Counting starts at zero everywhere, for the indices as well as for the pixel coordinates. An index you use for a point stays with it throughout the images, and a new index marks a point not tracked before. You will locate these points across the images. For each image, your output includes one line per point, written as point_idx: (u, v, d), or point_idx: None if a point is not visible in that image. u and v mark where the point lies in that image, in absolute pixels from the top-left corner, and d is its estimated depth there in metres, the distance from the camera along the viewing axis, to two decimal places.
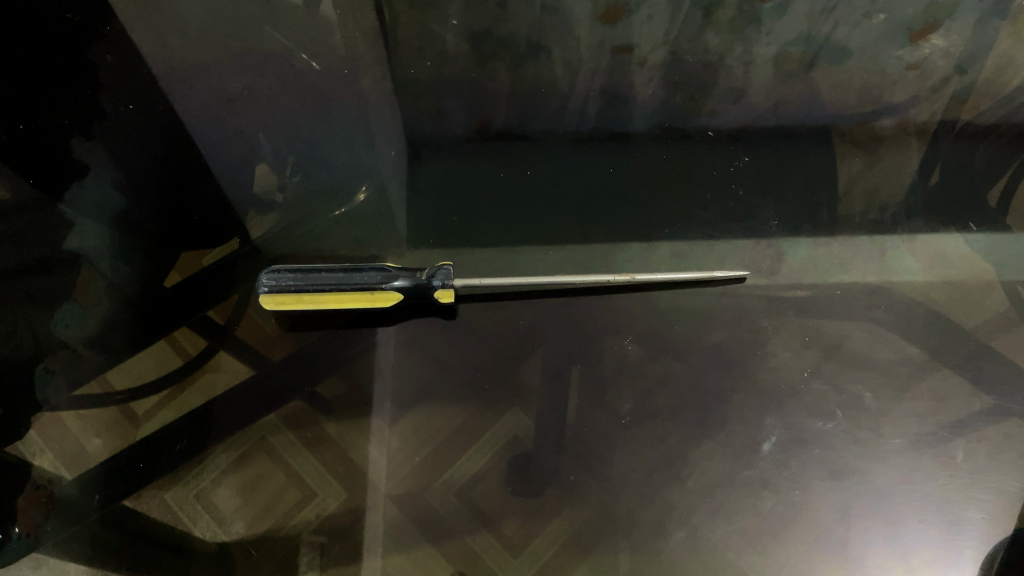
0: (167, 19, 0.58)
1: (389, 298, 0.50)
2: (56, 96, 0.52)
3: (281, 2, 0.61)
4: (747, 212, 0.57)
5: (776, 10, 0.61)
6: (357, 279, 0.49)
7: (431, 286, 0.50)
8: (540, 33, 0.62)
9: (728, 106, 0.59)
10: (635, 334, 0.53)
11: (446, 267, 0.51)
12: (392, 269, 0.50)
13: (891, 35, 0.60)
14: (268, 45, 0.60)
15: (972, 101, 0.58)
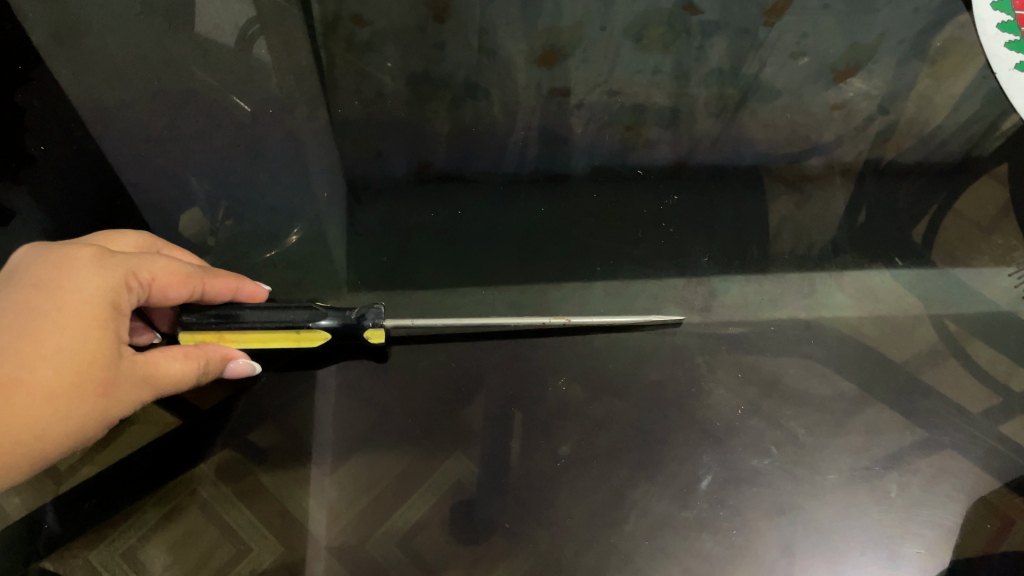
0: (97, 62, 0.59)
1: (316, 337, 0.48)
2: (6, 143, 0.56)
3: (213, 46, 0.61)
4: (678, 252, 0.57)
5: (702, 35, 0.62)
6: (283, 317, 0.47)
7: (361, 325, 0.48)
8: (477, 74, 0.62)
9: (663, 133, 0.60)
10: (570, 374, 0.53)
11: (377, 306, 0.49)
12: (321, 307, 0.48)
13: (816, 76, 0.61)
14: (200, 86, 0.60)
15: (895, 140, 0.59)
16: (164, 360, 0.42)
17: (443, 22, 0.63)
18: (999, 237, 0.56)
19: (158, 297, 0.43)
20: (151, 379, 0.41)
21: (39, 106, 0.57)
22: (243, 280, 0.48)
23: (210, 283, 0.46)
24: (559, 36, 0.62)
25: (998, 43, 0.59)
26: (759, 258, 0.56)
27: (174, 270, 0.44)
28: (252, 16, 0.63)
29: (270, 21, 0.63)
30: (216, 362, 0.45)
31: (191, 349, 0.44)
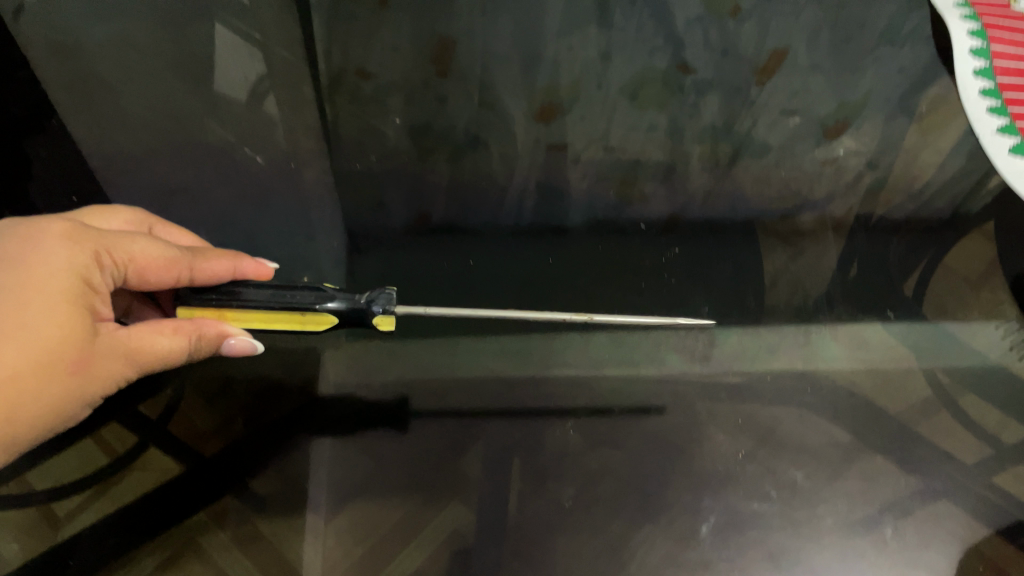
0: (110, 113, 0.61)
1: (321, 320, 0.45)
2: (15, 193, 0.57)
3: (224, 102, 0.64)
4: (680, 300, 0.57)
5: (696, 92, 0.64)
6: (287, 299, 0.45)
7: (371, 310, 0.45)
8: (478, 127, 0.63)
9: (657, 187, 0.61)
10: (578, 420, 0.54)
11: (389, 291, 0.45)
12: (329, 290, 0.45)
13: (807, 133, 0.62)
14: (211, 138, 0.62)
15: (884, 195, 0.60)
16: (151, 335, 0.43)
17: (445, 77, 0.65)
18: (988, 288, 0.57)
19: (146, 278, 0.46)
20: (132, 355, 0.42)
21: (47, 156, 0.58)
22: (241, 261, 0.48)
23: (199, 266, 0.46)
24: (558, 93, 0.64)
25: (981, 109, 0.57)
26: (755, 308, 0.57)
27: (157, 254, 0.45)
28: (261, 74, 0.65)
29: (279, 76, 0.65)
30: (209, 337, 0.45)
31: (182, 324, 0.44)
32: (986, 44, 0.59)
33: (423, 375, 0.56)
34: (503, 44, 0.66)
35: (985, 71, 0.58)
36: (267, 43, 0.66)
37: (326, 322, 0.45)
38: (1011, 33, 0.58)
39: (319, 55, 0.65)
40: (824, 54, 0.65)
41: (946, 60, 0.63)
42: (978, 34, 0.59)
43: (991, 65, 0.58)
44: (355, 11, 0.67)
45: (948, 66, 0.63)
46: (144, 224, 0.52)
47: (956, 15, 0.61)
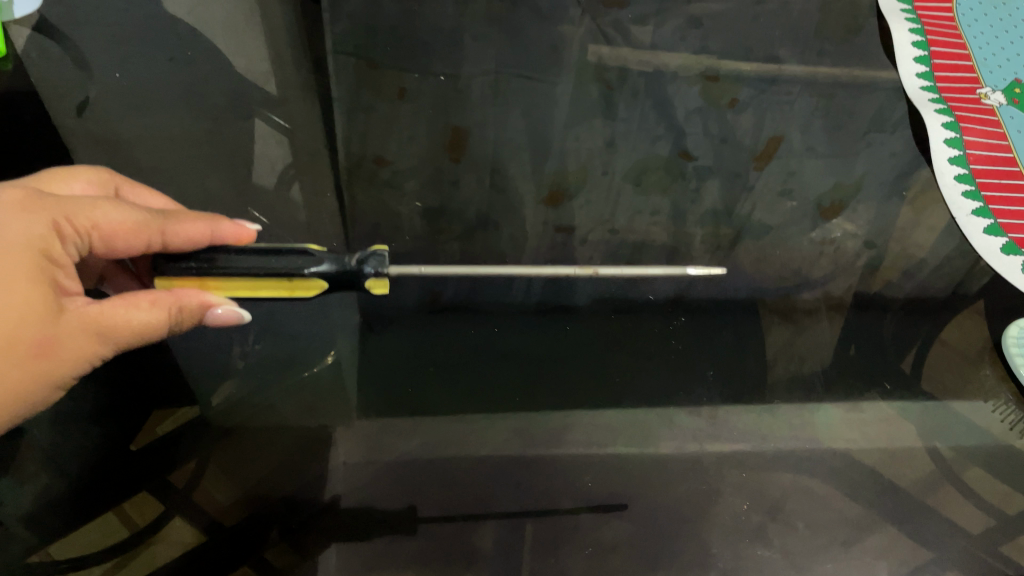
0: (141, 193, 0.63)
1: (311, 286, 0.47)
2: None
3: (252, 187, 0.67)
4: (685, 368, 0.59)
5: (698, 177, 0.67)
6: (275, 266, 0.46)
7: (363, 272, 0.47)
8: (489, 208, 0.66)
9: (662, 267, 0.63)
10: (594, 473, 0.53)
11: (379, 254, 0.48)
12: (315, 254, 0.47)
13: (804, 215, 0.65)
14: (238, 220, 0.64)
15: (881, 274, 0.62)
16: (126, 311, 0.43)
17: (457, 163, 0.68)
18: (987, 378, 0.55)
19: (113, 245, 0.45)
20: (102, 332, 0.42)
21: None
22: (220, 222, 0.48)
23: (172, 229, 0.46)
24: (565, 179, 0.67)
25: (957, 193, 0.59)
26: (758, 372, 0.59)
27: (129, 219, 0.44)
28: (288, 162, 0.69)
29: (303, 164, 0.69)
30: (192, 309, 0.45)
31: (160, 296, 0.44)
32: (958, 135, 0.61)
33: (440, 454, 0.54)
34: (513, 132, 0.69)
35: (960, 159, 0.60)
36: (293, 132, 0.70)
37: (316, 286, 0.47)
38: (983, 125, 0.61)
39: (338, 144, 0.68)
40: (820, 139, 0.68)
41: (921, 145, 0.65)
42: (951, 127, 0.62)
43: (965, 154, 0.60)
44: (373, 102, 0.70)
45: (922, 149, 0.64)
46: (110, 185, 0.53)
47: (930, 108, 0.64)
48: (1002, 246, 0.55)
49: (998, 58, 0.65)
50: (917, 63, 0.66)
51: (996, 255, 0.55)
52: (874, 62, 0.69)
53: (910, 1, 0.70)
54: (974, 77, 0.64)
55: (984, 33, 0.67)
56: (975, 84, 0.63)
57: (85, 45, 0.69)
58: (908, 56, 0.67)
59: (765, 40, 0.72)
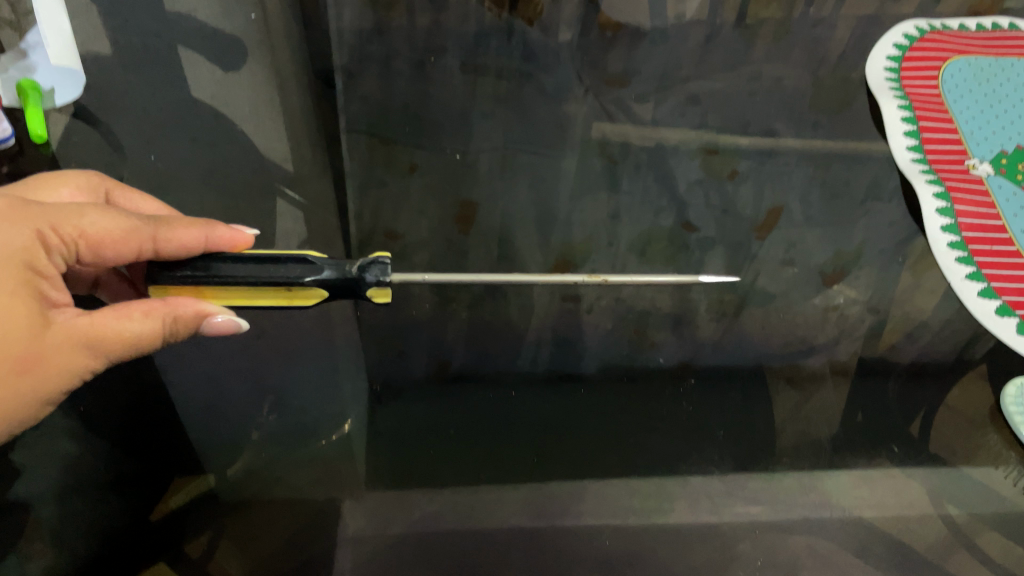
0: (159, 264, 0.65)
1: (311, 294, 0.52)
2: None
3: None
4: (699, 425, 0.59)
5: (702, 245, 0.69)
6: (277, 275, 0.50)
7: (364, 279, 0.52)
8: (496, 277, 0.67)
9: (669, 337, 0.64)
10: (610, 532, 0.52)
11: (380, 262, 0.52)
12: (315, 261, 0.51)
13: (807, 282, 0.66)
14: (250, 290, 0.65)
15: (885, 338, 0.62)
16: (118, 322, 0.44)
17: (468, 236, 0.70)
18: (990, 439, 0.55)
19: (102, 252, 0.46)
20: (94, 344, 0.43)
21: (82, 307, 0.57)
22: (213, 228, 0.50)
23: (163, 235, 0.48)
24: (573, 251, 0.69)
25: (950, 259, 0.60)
26: (766, 431, 0.58)
27: (121, 227, 0.46)
28: (303, 238, 0.71)
29: (318, 239, 0.71)
30: (186, 318, 0.47)
31: (155, 307, 0.46)
32: (949, 205, 0.62)
33: (467, 526, 0.52)
34: (521, 206, 0.71)
35: (951, 228, 0.61)
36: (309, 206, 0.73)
37: (316, 294, 0.52)
38: (973, 196, 0.62)
39: (350, 219, 0.70)
40: (819, 208, 0.69)
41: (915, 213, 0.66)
42: (942, 197, 0.63)
43: (955, 222, 0.61)
44: (385, 178, 0.72)
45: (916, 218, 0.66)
46: (101, 190, 0.56)
47: (922, 179, 0.64)
48: (996, 308, 0.56)
49: (985, 130, 0.66)
50: (906, 137, 0.68)
51: (992, 317, 0.56)
52: (868, 134, 0.71)
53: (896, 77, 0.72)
54: (961, 149, 0.65)
55: (970, 106, 0.68)
56: (963, 156, 0.65)
57: None
58: (897, 130, 0.68)
59: (762, 113, 0.74)
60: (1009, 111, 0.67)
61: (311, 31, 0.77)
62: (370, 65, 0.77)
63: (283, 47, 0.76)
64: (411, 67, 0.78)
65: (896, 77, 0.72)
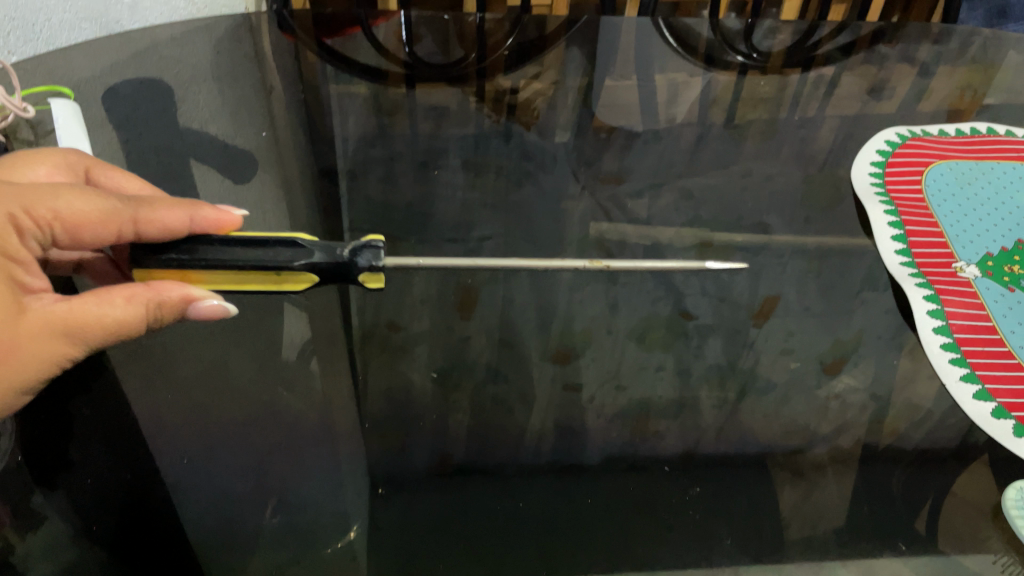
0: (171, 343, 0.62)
1: (300, 279, 0.51)
2: (46, 438, 0.48)
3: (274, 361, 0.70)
4: (705, 534, 0.54)
5: (700, 329, 0.70)
6: (266, 258, 0.49)
7: (357, 263, 0.51)
8: (498, 362, 0.68)
9: (670, 424, 0.64)
10: None
11: (373, 245, 0.52)
12: (305, 245, 0.50)
13: (806, 367, 0.66)
14: (250, 384, 0.67)
15: (890, 425, 0.61)
16: (102, 308, 0.42)
17: (468, 320, 0.70)
18: (995, 538, 0.49)
19: (78, 234, 0.43)
20: (75, 333, 0.41)
21: (90, 413, 0.52)
22: (198, 208, 0.48)
23: (143, 214, 0.45)
24: (572, 338, 0.70)
25: (943, 360, 0.55)
26: (772, 531, 0.54)
27: (101, 211, 0.43)
28: (307, 336, 0.72)
29: (322, 339, 0.72)
30: (170, 303, 0.45)
31: (138, 292, 0.44)
32: (940, 306, 0.59)
33: None
34: (521, 298, 0.72)
35: (943, 329, 0.57)
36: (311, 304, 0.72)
37: (307, 277, 0.51)
38: (961, 296, 0.59)
39: (353, 313, 0.71)
40: (814, 298, 0.70)
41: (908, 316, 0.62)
42: (932, 298, 0.60)
43: (947, 323, 0.58)
44: (387, 273, 0.71)
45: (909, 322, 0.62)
46: (80, 166, 0.52)
47: (910, 282, 0.62)
48: (991, 411, 0.51)
49: (970, 232, 0.65)
50: (894, 241, 0.66)
51: (988, 420, 0.51)
52: (855, 233, 0.71)
53: (882, 186, 0.71)
54: (947, 252, 0.63)
55: (954, 209, 0.67)
56: (949, 258, 0.62)
57: None
58: (885, 236, 0.66)
59: (753, 209, 0.77)
60: (994, 213, 0.66)
61: (318, 139, 0.82)
62: (374, 169, 0.81)
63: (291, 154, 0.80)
64: (416, 167, 0.81)
65: (880, 183, 0.72)
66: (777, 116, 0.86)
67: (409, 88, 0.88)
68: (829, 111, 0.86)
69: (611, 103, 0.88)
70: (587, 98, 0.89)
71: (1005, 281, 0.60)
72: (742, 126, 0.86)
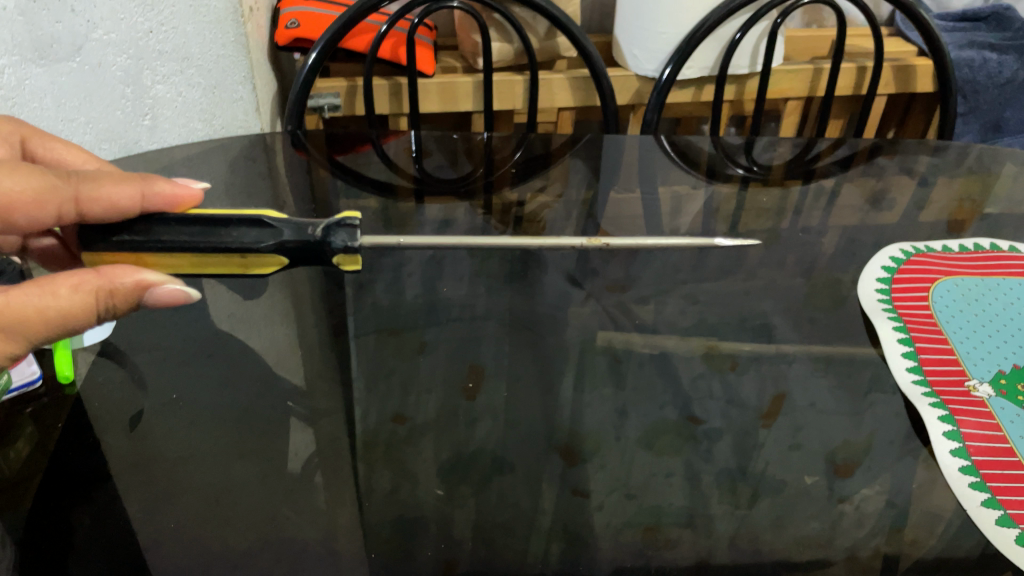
0: (156, 453, 0.62)
1: (271, 260, 0.60)
2: (46, 563, 0.51)
3: (261, 448, 0.64)
4: None
5: (709, 434, 0.66)
6: (232, 240, 0.58)
7: (331, 243, 0.60)
8: (502, 456, 0.64)
9: (681, 531, 0.57)
10: None
11: (348, 226, 0.61)
12: (273, 224, 0.59)
13: (814, 464, 0.62)
14: (231, 478, 0.60)
15: (910, 534, 0.55)
16: (48, 300, 0.50)
17: (473, 420, 0.68)
18: None
19: (17, 215, 0.51)
20: (27, 326, 0.50)
21: (91, 525, 0.54)
22: (150, 184, 0.56)
23: (84, 188, 0.53)
24: (579, 443, 0.66)
25: (963, 484, 0.57)
26: None
27: (39, 191, 0.51)
28: (313, 448, 0.64)
29: (327, 455, 0.63)
30: (120, 290, 0.52)
31: (84, 283, 0.51)
32: (956, 427, 0.61)
33: None
34: (523, 399, 0.70)
35: (961, 450, 0.59)
36: (314, 419, 0.68)
37: (275, 258, 0.60)
38: (977, 417, 0.61)
39: (356, 420, 0.68)
40: (822, 396, 0.68)
41: (919, 432, 0.63)
42: (948, 419, 0.62)
43: (965, 445, 0.60)
44: (396, 365, 0.74)
45: (921, 438, 0.62)
46: (16, 137, 0.58)
47: (924, 402, 0.64)
48: (1014, 537, 0.53)
49: (980, 349, 0.68)
50: (905, 357, 0.68)
51: (1012, 547, 0.52)
52: (863, 344, 0.72)
53: (889, 301, 0.74)
54: (960, 370, 0.66)
55: (962, 327, 0.70)
56: (962, 376, 0.65)
57: (137, 330, 0.75)
58: (896, 351, 0.69)
59: (758, 312, 0.77)
60: (1000, 332, 0.69)
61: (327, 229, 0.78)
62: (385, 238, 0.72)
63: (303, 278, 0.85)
64: (422, 287, 0.83)
65: (887, 299, 0.74)
66: (779, 225, 0.87)
67: (419, 202, 0.87)
68: (830, 223, 0.86)
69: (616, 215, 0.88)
70: (593, 210, 0.89)
71: (1019, 401, 0.62)
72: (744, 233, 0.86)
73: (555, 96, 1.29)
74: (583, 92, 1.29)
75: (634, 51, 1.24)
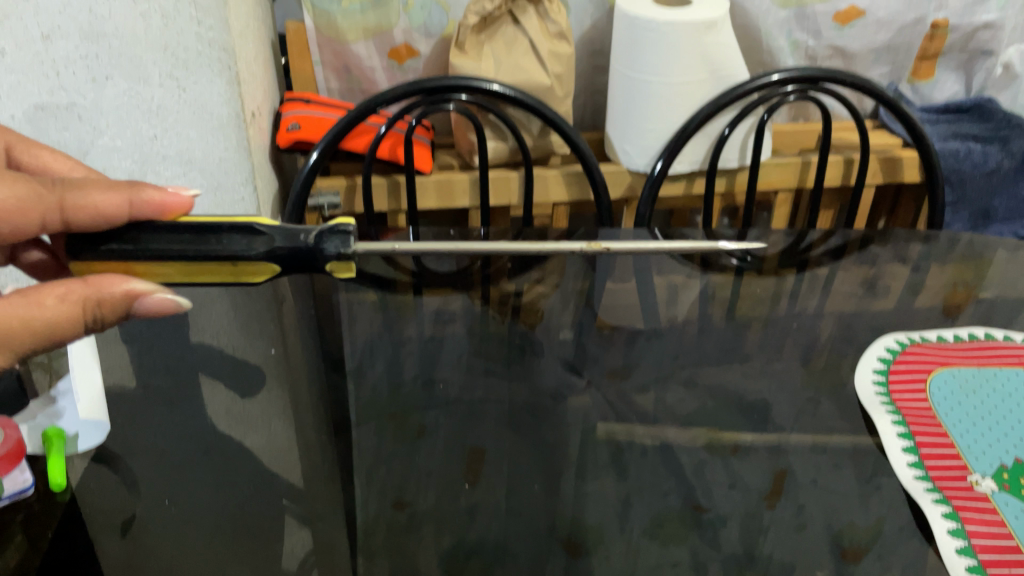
0: (154, 557, 0.61)
1: (263, 267, 0.58)
2: None
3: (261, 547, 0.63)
4: None
5: (715, 520, 0.65)
6: (222, 248, 0.57)
7: (325, 250, 0.59)
8: (504, 545, 0.63)
9: None
10: None
11: (341, 233, 0.60)
12: (264, 232, 0.58)
13: (822, 552, 0.61)
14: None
15: None
16: (35, 310, 0.52)
17: (472, 506, 0.67)
18: None
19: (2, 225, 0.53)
20: (15, 337, 0.52)
21: None
22: (137, 193, 0.56)
23: (70, 197, 0.54)
24: (582, 531, 0.64)
25: None
26: None
27: (22, 200, 0.53)
28: (308, 549, 0.66)
29: (325, 559, 0.64)
30: (107, 300, 0.54)
31: (71, 292, 0.53)
32: (960, 524, 0.58)
33: None
34: (524, 481, 0.69)
35: (967, 549, 0.57)
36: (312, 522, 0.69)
37: (266, 267, 0.59)
38: (981, 513, 0.59)
39: (357, 508, 0.68)
40: (823, 475, 0.68)
41: (922, 528, 0.60)
42: (952, 515, 0.59)
43: (970, 543, 0.57)
44: (396, 448, 0.73)
45: (924, 534, 0.60)
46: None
47: (928, 497, 0.62)
48: None
49: (981, 443, 0.66)
50: (905, 452, 0.66)
51: None
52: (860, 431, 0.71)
53: (887, 394, 0.73)
54: (962, 464, 0.64)
55: (962, 419, 0.68)
56: (964, 471, 0.63)
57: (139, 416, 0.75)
58: (896, 445, 0.67)
59: (757, 393, 0.77)
60: (999, 424, 0.67)
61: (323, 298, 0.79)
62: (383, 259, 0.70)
63: (302, 371, 0.85)
64: (420, 375, 0.82)
65: (886, 392, 0.73)
66: (774, 311, 0.89)
67: (416, 293, 0.94)
68: (826, 309, 0.88)
69: (613, 304, 0.92)
70: (590, 300, 0.93)
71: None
72: (742, 320, 0.88)
73: (549, 191, 1.31)
74: (577, 186, 1.31)
75: (626, 147, 1.25)
